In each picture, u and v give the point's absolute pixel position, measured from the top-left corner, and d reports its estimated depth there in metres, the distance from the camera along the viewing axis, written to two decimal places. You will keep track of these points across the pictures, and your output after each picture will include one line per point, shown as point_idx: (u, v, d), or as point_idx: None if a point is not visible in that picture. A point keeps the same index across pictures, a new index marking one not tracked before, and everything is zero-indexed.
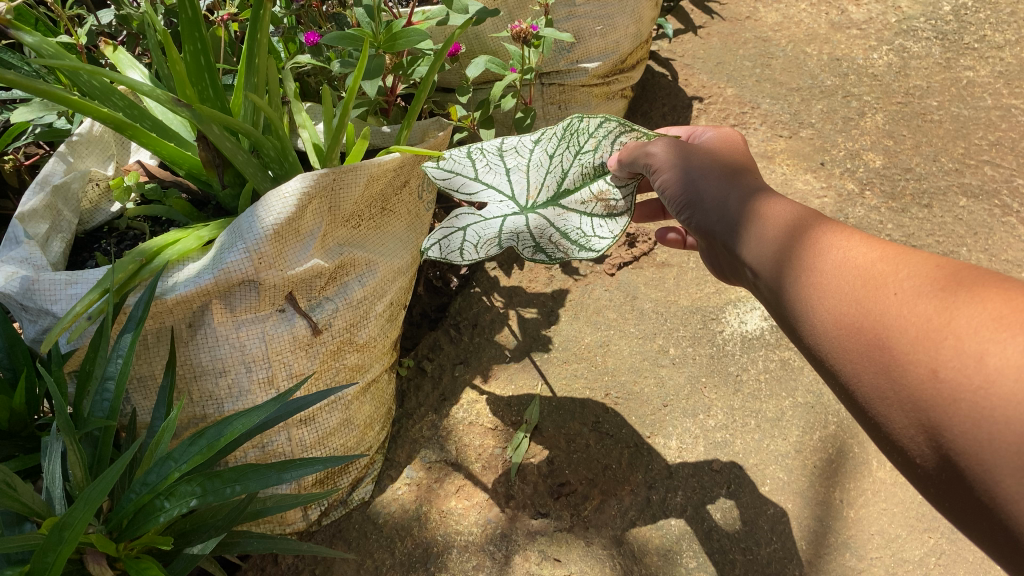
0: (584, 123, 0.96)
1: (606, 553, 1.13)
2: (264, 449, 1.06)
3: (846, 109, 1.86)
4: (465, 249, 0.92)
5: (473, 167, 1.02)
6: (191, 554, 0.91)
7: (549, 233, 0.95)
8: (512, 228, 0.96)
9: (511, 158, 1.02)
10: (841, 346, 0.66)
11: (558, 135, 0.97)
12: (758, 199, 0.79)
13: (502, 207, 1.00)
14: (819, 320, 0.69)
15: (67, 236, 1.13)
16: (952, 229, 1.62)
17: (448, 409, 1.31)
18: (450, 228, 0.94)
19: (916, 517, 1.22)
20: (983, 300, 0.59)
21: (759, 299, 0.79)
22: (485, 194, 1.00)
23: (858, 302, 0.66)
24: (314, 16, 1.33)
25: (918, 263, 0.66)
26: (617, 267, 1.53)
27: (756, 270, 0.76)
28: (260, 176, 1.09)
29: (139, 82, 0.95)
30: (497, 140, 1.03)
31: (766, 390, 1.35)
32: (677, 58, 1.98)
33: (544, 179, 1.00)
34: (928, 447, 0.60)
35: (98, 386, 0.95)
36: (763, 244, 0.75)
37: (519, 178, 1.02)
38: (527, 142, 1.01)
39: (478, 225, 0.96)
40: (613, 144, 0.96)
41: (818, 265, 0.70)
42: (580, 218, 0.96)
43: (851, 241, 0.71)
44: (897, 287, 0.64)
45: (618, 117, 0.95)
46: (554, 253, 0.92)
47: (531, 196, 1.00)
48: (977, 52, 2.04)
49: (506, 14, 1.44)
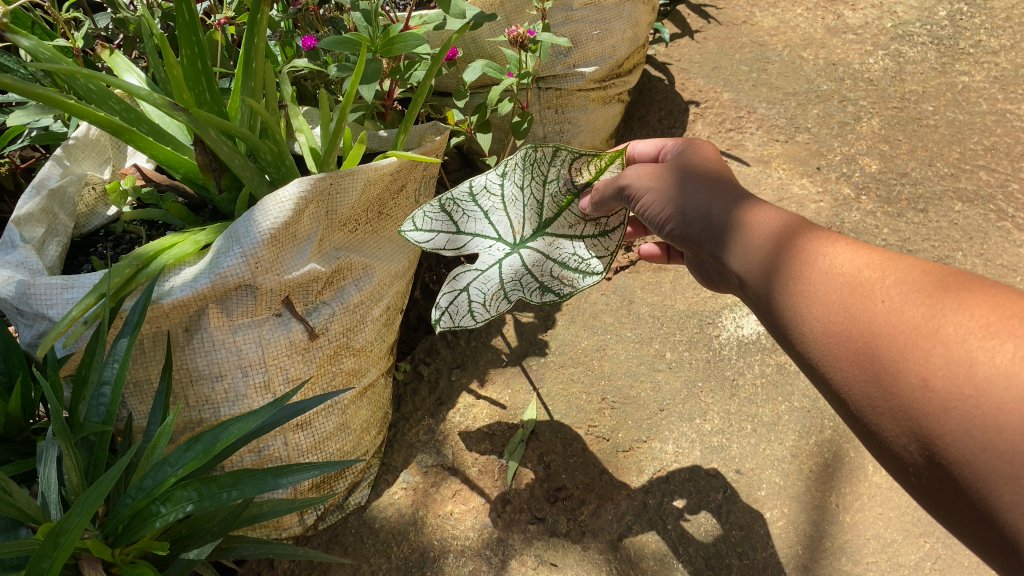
0: (540, 152, 0.94)
1: (603, 558, 1.13)
2: (260, 454, 1.06)
3: (842, 113, 1.87)
4: (476, 310, 0.94)
5: (451, 220, 0.97)
6: (187, 559, 0.92)
7: (548, 267, 0.98)
8: (511, 273, 0.98)
9: (484, 200, 0.98)
10: (830, 353, 0.66)
11: (520, 167, 0.95)
12: (745, 207, 0.79)
13: (494, 252, 1.00)
14: (808, 328, 0.69)
15: (63, 240, 1.13)
16: (948, 234, 1.63)
17: (445, 413, 1.31)
18: (454, 291, 0.94)
19: (912, 522, 1.22)
20: (970, 307, 0.60)
21: (747, 306, 0.79)
22: (474, 244, 0.99)
23: (846, 310, 0.66)
24: (311, 20, 1.35)
25: (904, 269, 0.66)
26: (614, 272, 1.53)
27: (744, 278, 0.76)
28: (256, 180, 1.08)
29: (135, 86, 0.93)
30: (463, 182, 0.97)
31: (763, 394, 1.35)
32: (674, 62, 1.98)
33: (524, 212, 1.00)
34: (920, 455, 0.60)
35: (94, 391, 0.94)
36: (750, 253, 0.76)
37: (499, 217, 1.00)
38: (495, 179, 0.97)
39: (479, 280, 0.96)
40: (569, 167, 0.96)
41: (805, 273, 0.71)
42: (571, 243, 1.00)
43: (838, 248, 0.72)
44: (884, 295, 0.65)
45: (571, 145, 0.93)
46: (561, 289, 0.95)
47: (517, 231, 1.01)
48: (972, 57, 2.05)
49: (503, 18, 1.44)
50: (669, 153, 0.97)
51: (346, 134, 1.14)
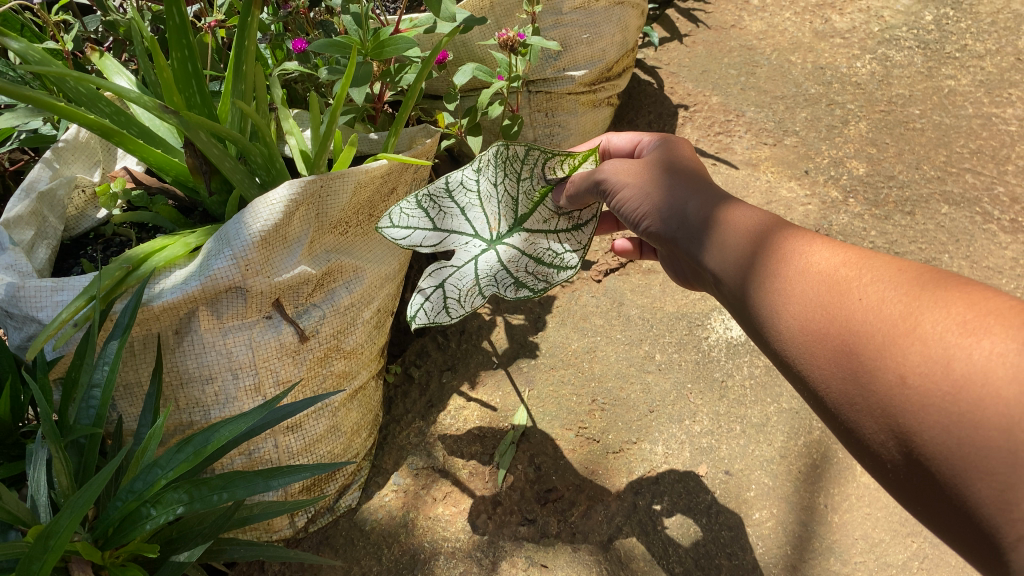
0: (513, 150, 0.96)
1: (593, 559, 1.13)
2: (250, 456, 1.06)
3: (830, 117, 1.88)
4: (450, 306, 0.93)
5: (428, 216, 0.97)
6: (177, 561, 0.91)
7: (523, 263, 0.97)
8: (487, 270, 0.97)
9: (460, 196, 0.99)
10: (808, 351, 0.67)
11: (494, 164, 0.97)
12: (725, 206, 0.80)
13: (471, 248, 0.99)
14: (786, 326, 0.70)
15: (53, 243, 1.12)
16: (934, 237, 1.64)
17: (435, 415, 1.31)
18: (430, 288, 0.93)
19: (900, 522, 1.23)
20: (947, 306, 0.60)
21: (725, 305, 0.80)
22: (451, 240, 0.99)
23: (824, 308, 0.67)
24: (302, 23, 1.35)
25: (881, 268, 0.67)
26: (604, 274, 1.54)
27: (722, 277, 0.77)
28: (247, 183, 1.08)
29: (126, 88, 0.93)
30: (439, 178, 0.98)
31: (751, 395, 1.36)
32: (663, 65, 1.99)
33: (500, 208, 1.00)
34: (898, 452, 0.60)
35: (84, 394, 0.94)
36: (728, 252, 0.76)
37: (475, 213, 1.00)
38: (471, 175, 0.98)
39: (455, 277, 0.95)
40: (544, 168, 0.98)
41: (783, 272, 0.72)
42: (547, 238, 1.00)
43: (815, 246, 0.73)
44: (861, 293, 0.65)
45: (543, 145, 0.96)
46: (536, 285, 0.95)
47: (493, 227, 1.01)
48: (958, 61, 2.07)
49: (493, 21, 1.45)
50: (645, 151, 0.98)
51: (337, 137, 1.14)
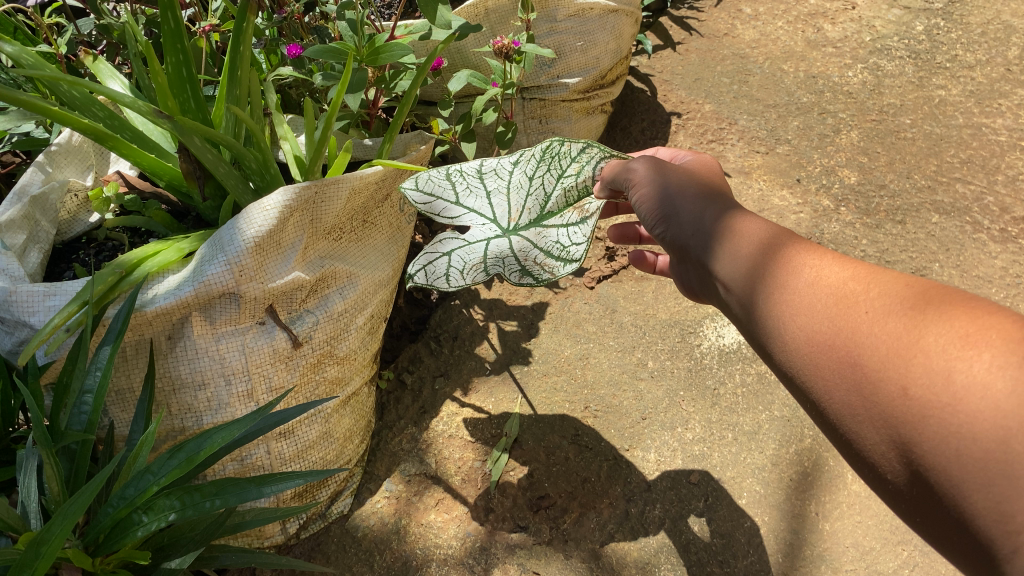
0: (565, 147, 0.96)
1: (584, 566, 1.14)
2: (242, 462, 1.06)
3: (822, 126, 1.89)
4: (451, 274, 0.93)
5: (453, 190, 1.02)
6: (169, 568, 0.91)
7: (533, 254, 0.95)
8: (496, 251, 0.97)
9: (490, 180, 1.02)
10: (813, 362, 0.68)
11: (536, 157, 0.98)
12: (734, 215, 0.80)
13: (485, 230, 1.01)
14: (791, 338, 0.70)
15: (44, 247, 1.10)
16: (925, 246, 1.65)
17: (428, 421, 1.32)
18: (434, 254, 0.95)
19: (890, 530, 1.23)
20: (949, 319, 0.61)
21: (730, 315, 0.80)
22: (468, 218, 1.01)
23: (829, 319, 0.67)
24: (296, 28, 1.35)
25: (888, 282, 0.67)
26: (597, 281, 1.55)
27: (728, 286, 0.77)
28: (241, 189, 1.08)
29: (121, 93, 0.90)
30: (475, 161, 1.03)
31: (743, 403, 1.36)
32: (656, 73, 2.01)
33: (525, 201, 1.02)
34: (899, 463, 0.61)
35: (76, 400, 0.93)
36: (737, 260, 0.77)
37: (500, 200, 1.03)
38: (506, 164, 1.01)
39: (462, 250, 0.97)
40: (595, 168, 0.97)
41: (793, 284, 0.72)
42: (558, 230, 0.98)
43: (824, 260, 0.73)
44: (868, 306, 0.66)
45: (601, 144, 0.96)
46: (540, 275, 0.92)
47: (513, 219, 1.03)
48: (949, 71, 2.08)
49: (488, 29, 1.47)
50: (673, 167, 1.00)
51: (332, 144, 1.14)
